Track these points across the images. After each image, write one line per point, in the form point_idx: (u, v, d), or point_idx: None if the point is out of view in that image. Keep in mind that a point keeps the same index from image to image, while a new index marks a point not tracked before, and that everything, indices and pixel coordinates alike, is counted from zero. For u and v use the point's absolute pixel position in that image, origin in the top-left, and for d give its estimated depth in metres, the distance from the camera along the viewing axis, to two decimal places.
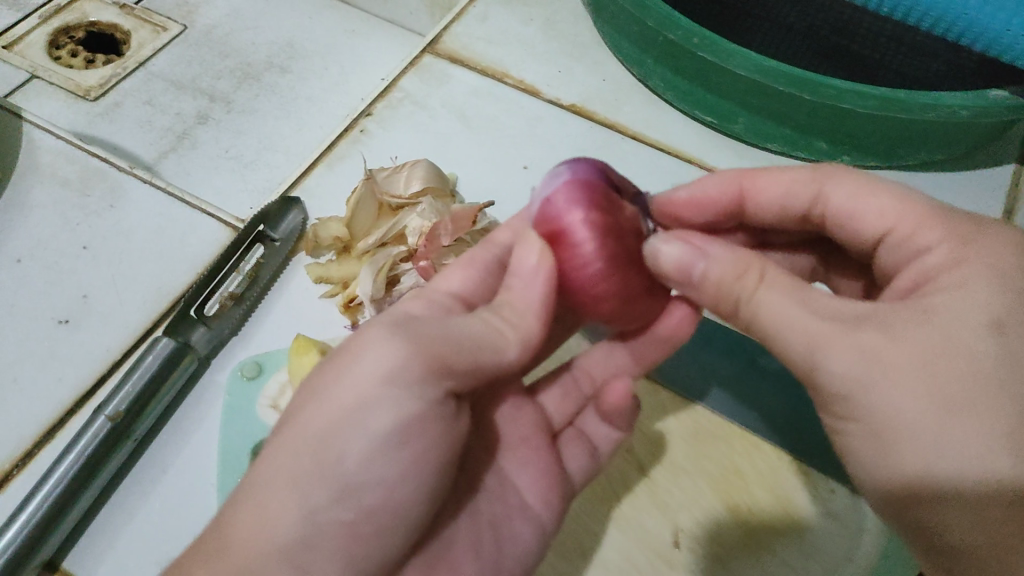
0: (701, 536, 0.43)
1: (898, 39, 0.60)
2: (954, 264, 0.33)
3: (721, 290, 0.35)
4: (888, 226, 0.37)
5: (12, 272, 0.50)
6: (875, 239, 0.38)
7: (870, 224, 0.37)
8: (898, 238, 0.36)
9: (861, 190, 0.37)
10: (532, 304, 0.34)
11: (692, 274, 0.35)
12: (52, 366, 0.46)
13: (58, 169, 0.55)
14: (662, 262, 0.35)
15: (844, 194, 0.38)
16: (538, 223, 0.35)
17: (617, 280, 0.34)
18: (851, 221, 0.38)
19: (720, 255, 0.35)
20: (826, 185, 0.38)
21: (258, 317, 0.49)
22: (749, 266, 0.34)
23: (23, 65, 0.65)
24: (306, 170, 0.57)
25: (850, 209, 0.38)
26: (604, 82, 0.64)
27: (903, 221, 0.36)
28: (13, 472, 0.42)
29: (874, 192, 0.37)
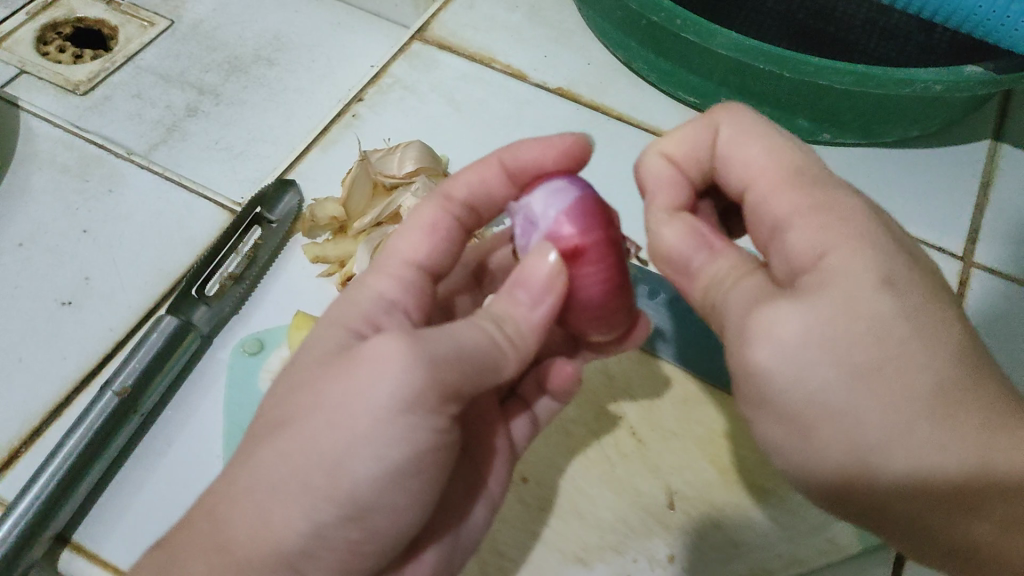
0: (691, 497, 0.45)
1: (873, 23, 0.62)
2: (820, 229, 0.30)
3: (707, 291, 0.33)
4: (752, 179, 0.33)
5: (14, 256, 0.51)
6: (740, 192, 0.34)
7: (738, 173, 0.34)
8: (758, 194, 0.33)
9: (745, 130, 0.34)
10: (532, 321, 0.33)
11: (690, 264, 0.34)
12: (56, 346, 0.47)
13: (56, 156, 0.56)
14: (663, 246, 0.34)
15: (729, 133, 0.34)
16: (548, 237, 0.33)
17: (620, 299, 0.35)
18: (725, 168, 0.35)
19: (721, 253, 0.33)
20: (717, 125, 0.35)
21: (257, 296, 0.51)
22: (746, 264, 0.32)
23: (12, 60, 0.66)
24: (300, 155, 0.58)
25: (728, 159, 0.34)
26: (589, 66, 0.66)
27: (770, 178, 0.33)
28: (20, 449, 0.43)
29: (753, 138, 0.34)
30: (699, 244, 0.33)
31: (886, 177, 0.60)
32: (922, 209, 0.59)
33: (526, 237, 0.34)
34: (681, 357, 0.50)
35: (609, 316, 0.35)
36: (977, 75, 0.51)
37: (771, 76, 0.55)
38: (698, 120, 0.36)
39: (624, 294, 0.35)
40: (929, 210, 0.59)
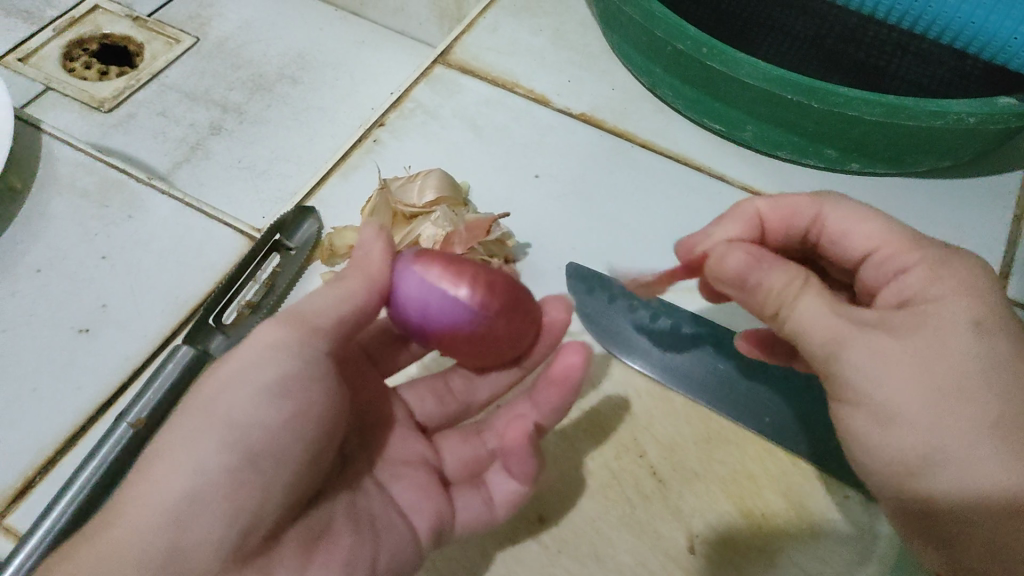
0: (714, 540, 0.44)
1: (903, 47, 0.60)
2: (930, 283, 0.34)
3: (767, 298, 0.35)
4: (874, 246, 0.38)
5: (30, 282, 0.50)
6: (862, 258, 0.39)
7: (857, 244, 0.39)
8: (882, 258, 0.37)
9: (856, 211, 0.39)
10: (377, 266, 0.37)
11: (748, 280, 0.35)
12: (73, 373, 0.46)
13: (76, 180, 0.56)
14: (725, 265, 0.36)
15: (841, 211, 0.39)
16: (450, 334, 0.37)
17: (512, 295, 0.37)
18: (840, 241, 0.39)
19: (773, 267, 0.34)
20: (826, 207, 0.39)
21: (275, 325, 0.50)
22: (799, 272, 0.34)
23: (37, 77, 0.66)
24: (320, 180, 0.57)
25: (840, 232, 0.39)
26: (613, 91, 0.65)
27: (889, 242, 0.37)
28: (35, 479, 0.42)
29: (870, 215, 0.38)
30: (755, 261, 0.35)
31: (915, 208, 0.59)
32: (953, 242, 0.57)
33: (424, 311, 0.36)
34: (704, 393, 0.49)
35: (467, 281, 0.36)
36: (1011, 107, 0.51)
37: (798, 106, 0.54)
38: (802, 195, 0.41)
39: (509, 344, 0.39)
40: (959, 243, 0.57)
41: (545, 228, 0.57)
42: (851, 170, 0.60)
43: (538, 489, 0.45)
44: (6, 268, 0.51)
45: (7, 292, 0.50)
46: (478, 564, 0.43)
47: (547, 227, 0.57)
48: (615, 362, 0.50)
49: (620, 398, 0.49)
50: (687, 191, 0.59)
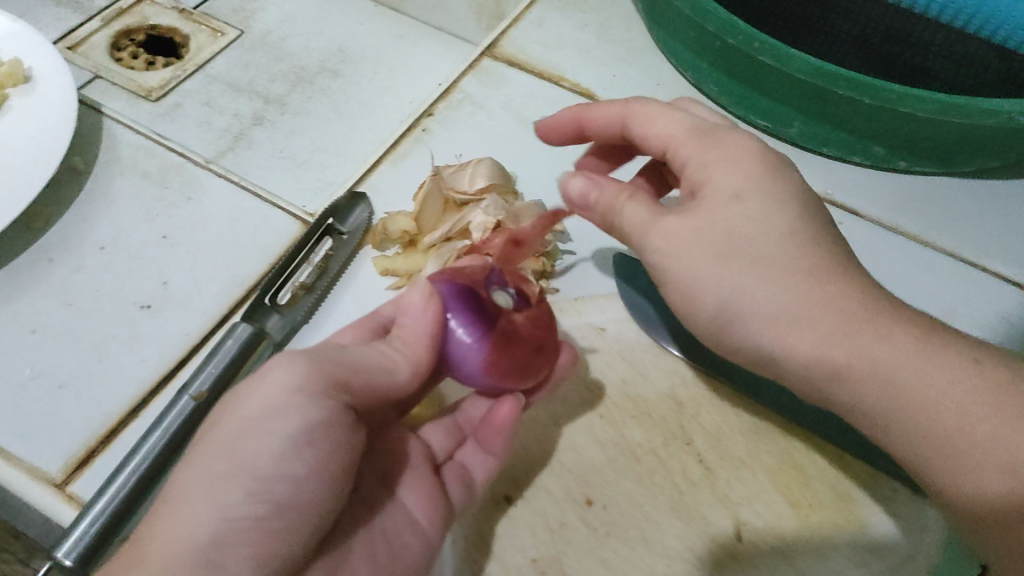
0: (762, 528, 0.44)
1: (948, 49, 0.61)
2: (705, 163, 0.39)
3: (604, 211, 0.41)
4: (666, 142, 0.42)
5: (95, 258, 0.51)
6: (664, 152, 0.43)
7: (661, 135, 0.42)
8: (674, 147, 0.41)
9: (656, 112, 0.43)
10: (422, 329, 0.39)
11: (587, 199, 0.42)
12: (135, 348, 0.47)
13: (138, 162, 0.58)
14: (568, 190, 0.42)
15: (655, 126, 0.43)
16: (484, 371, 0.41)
17: (542, 357, 0.42)
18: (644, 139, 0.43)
19: (609, 183, 0.41)
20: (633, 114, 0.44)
21: (328, 307, 0.51)
22: (624, 188, 0.41)
23: (88, 65, 0.67)
24: (371, 167, 0.58)
25: (647, 129, 0.43)
26: (658, 86, 0.66)
27: (676, 137, 0.41)
28: (97, 448, 0.43)
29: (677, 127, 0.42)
30: (591, 182, 0.41)
31: (961, 208, 0.59)
32: (999, 242, 0.57)
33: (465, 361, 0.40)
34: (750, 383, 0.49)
35: (508, 374, 0.40)
36: None
37: (848, 103, 0.55)
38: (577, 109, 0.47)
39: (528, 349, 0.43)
40: (1005, 244, 0.57)
41: None
42: (899, 167, 0.60)
43: (586, 472, 0.46)
44: (69, 244, 0.52)
45: (72, 268, 0.51)
46: (527, 543, 0.44)
47: None
48: (663, 349, 0.50)
49: (667, 385, 0.49)
50: None
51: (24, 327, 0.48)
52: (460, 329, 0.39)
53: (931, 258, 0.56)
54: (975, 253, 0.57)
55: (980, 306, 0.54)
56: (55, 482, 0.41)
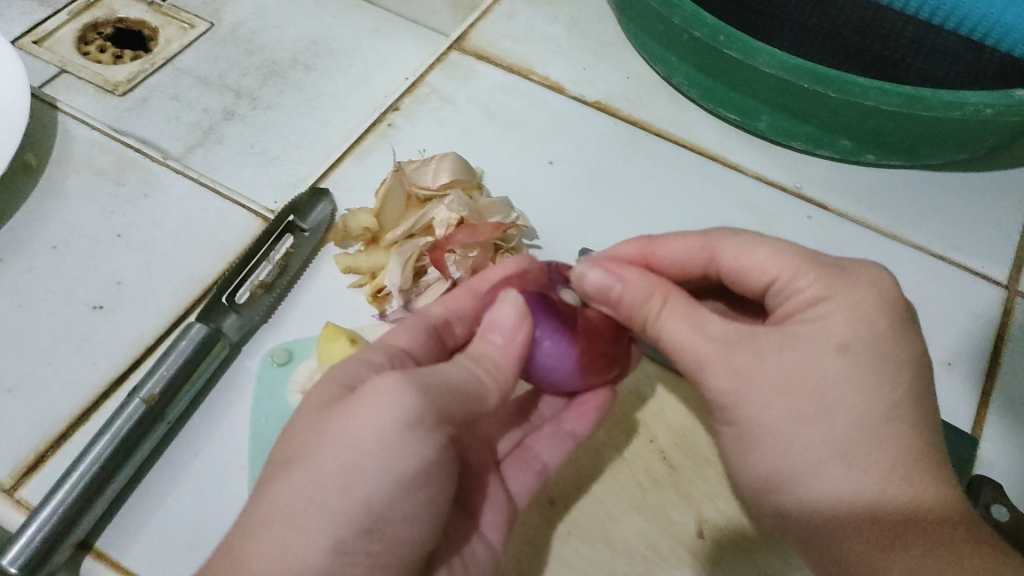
0: (724, 525, 0.44)
1: (918, 41, 0.60)
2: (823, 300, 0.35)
3: (632, 310, 0.38)
4: (771, 278, 0.38)
5: (48, 258, 0.50)
6: (763, 288, 0.38)
7: (755, 276, 0.38)
8: (781, 287, 0.37)
9: (745, 245, 0.38)
10: (513, 349, 0.36)
11: (610, 293, 0.39)
12: (87, 350, 0.46)
13: (93, 159, 0.57)
14: (586, 284, 0.40)
15: (731, 251, 0.39)
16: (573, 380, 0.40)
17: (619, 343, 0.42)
18: (738, 276, 0.39)
19: (632, 279, 0.38)
20: (715, 247, 0.39)
21: (288, 306, 0.50)
22: (654, 291, 0.38)
23: (52, 60, 0.66)
24: (335, 163, 0.58)
25: (740, 263, 0.39)
26: (629, 79, 0.65)
27: (785, 271, 0.37)
28: (47, 453, 0.42)
29: (759, 249, 0.38)
30: (611, 277, 0.39)
31: (930, 201, 0.59)
32: (967, 235, 0.57)
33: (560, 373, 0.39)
34: None
35: (597, 367, 0.40)
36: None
37: (814, 97, 0.54)
38: (637, 240, 0.42)
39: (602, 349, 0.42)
40: (974, 237, 0.57)
41: (557, 214, 0.57)
42: (867, 161, 0.60)
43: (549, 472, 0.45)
44: (20, 244, 0.51)
45: (24, 268, 0.50)
46: None
47: (560, 213, 0.57)
48: None
49: (631, 383, 0.49)
50: (699, 180, 0.59)
51: None
52: (546, 340, 0.38)
53: (899, 252, 0.56)
54: (944, 247, 0.56)
55: (948, 299, 0.53)
56: (3, 487, 0.41)
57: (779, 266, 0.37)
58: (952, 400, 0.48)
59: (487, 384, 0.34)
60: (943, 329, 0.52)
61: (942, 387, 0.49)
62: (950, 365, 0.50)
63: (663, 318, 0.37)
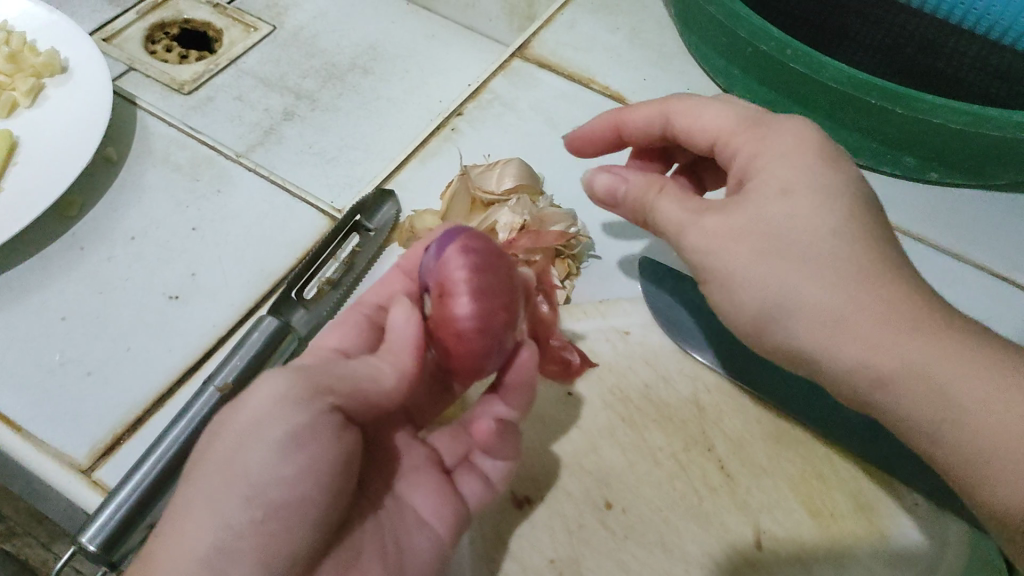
0: (781, 537, 0.44)
1: (981, 61, 0.60)
2: (762, 160, 0.39)
3: (636, 205, 0.43)
4: (717, 134, 0.42)
5: (125, 248, 0.52)
6: (710, 146, 0.43)
7: (705, 128, 0.43)
8: (723, 146, 0.42)
9: (694, 103, 0.43)
10: (405, 338, 0.39)
11: (618, 193, 0.43)
12: (162, 338, 0.48)
13: (169, 154, 0.58)
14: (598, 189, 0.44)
15: (681, 107, 0.44)
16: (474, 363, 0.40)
17: (471, 328, 0.38)
18: (691, 134, 0.44)
19: (635, 179, 0.43)
20: (668, 107, 0.45)
21: (352, 303, 0.51)
22: (654, 182, 0.42)
23: (122, 57, 0.67)
24: (399, 164, 0.59)
25: (691, 122, 0.43)
26: (688, 91, 0.66)
27: (728, 128, 0.41)
28: (123, 436, 0.43)
29: (703, 106, 0.43)
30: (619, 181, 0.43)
31: (992, 221, 0.58)
32: None
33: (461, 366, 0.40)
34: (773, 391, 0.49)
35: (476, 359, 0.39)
36: None
37: (880, 113, 0.54)
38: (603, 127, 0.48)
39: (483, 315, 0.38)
40: None
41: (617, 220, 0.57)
42: (929, 178, 0.60)
43: (606, 476, 0.46)
44: (100, 234, 0.53)
45: (103, 257, 0.52)
46: (547, 544, 0.44)
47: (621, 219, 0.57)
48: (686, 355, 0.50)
49: (688, 390, 0.49)
50: None
51: (52, 315, 0.48)
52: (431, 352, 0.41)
53: (960, 270, 0.56)
54: (1006, 268, 0.56)
55: (1010, 321, 0.53)
56: (81, 468, 0.42)
57: (726, 122, 0.42)
58: None
59: (383, 367, 0.38)
60: None
61: None
62: None
63: (659, 200, 0.41)
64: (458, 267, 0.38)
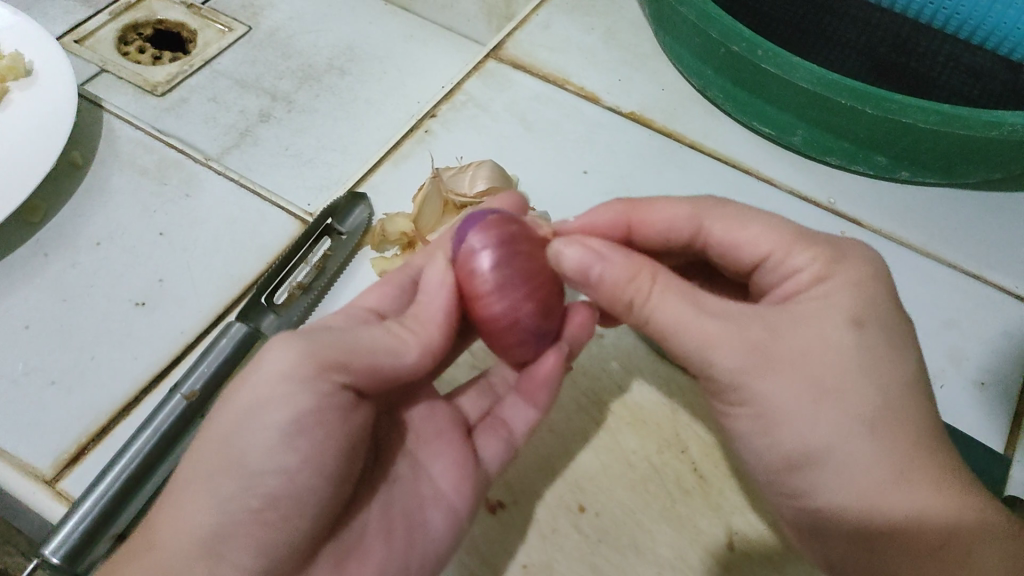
0: (754, 539, 0.44)
1: (954, 60, 0.60)
2: (814, 280, 0.36)
3: (617, 291, 0.37)
4: (765, 253, 0.38)
5: (91, 255, 0.52)
6: (755, 262, 0.40)
7: (748, 250, 0.39)
8: (773, 262, 0.38)
9: (736, 219, 0.39)
10: (438, 306, 0.38)
11: (591, 274, 0.37)
12: (129, 346, 0.47)
13: (137, 158, 0.58)
14: (564, 262, 0.38)
15: (721, 225, 0.40)
16: (514, 336, 0.39)
17: (515, 296, 0.37)
18: (733, 249, 0.40)
19: (615, 257, 0.37)
20: (704, 219, 0.40)
21: (324, 308, 0.51)
22: (639, 269, 0.37)
23: (93, 58, 0.67)
24: (372, 167, 0.58)
25: (732, 237, 0.40)
26: (663, 91, 0.66)
27: (779, 248, 0.38)
28: (87, 446, 0.43)
29: (749, 222, 0.39)
30: (594, 256, 0.37)
31: (963, 220, 0.59)
32: (1000, 256, 0.57)
33: (498, 342, 0.39)
34: None
35: (507, 342, 0.39)
36: None
37: (851, 113, 0.54)
38: (615, 205, 0.43)
39: (523, 285, 0.38)
40: (1008, 257, 0.57)
41: None
42: (901, 178, 0.60)
43: (579, 479, 0.46)
44: (66, 240, 0.52)
45: (68, 264, 0.51)
46: (520, 550, 0.44)
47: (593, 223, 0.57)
48: (658, 358, 0.50)
49: (662, 392, 0.49)
50: (728, 189, 0.60)
51: (17, 323, 0.48)
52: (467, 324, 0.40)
53: (933, 268, 0.56)
54: (978, 266, 0.56)
55: (983, 319, 0.53)
56: (45, 478, 0.41)
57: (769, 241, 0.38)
58: (984, 422, 0.48)
59: (408, 341, 0.37)
60: (977, 348, 0.52)
61: (975, 405, 0.49)
62: (983, 385, 0.50)
63: (651, 298, 0.36)
64: (478, 254, 0.37)
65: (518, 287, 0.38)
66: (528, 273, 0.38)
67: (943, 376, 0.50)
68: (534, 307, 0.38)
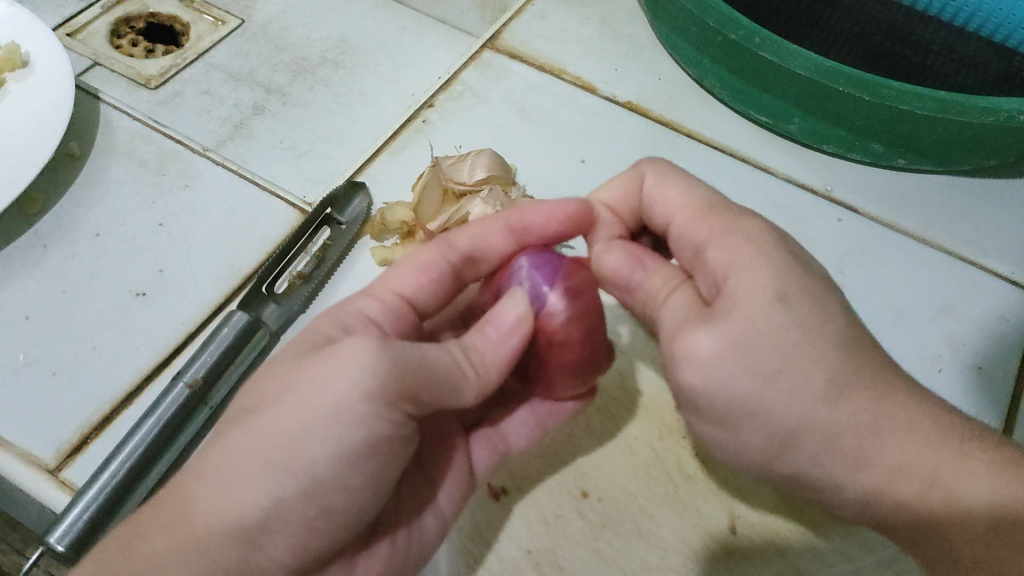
0: (755, 521, 0.44)
1: (948, 48, 0.60)
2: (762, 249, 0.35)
3: (647, 298, 0.38)
4: (676, 216, 0.38)
5: (90, 245, 0.51)
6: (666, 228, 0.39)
7: (662, 213, 0.39)
8: (678, 229, 0.38)
9: (664, 180, 0.39)
10: (503, 349, 0.36)
11: (629, 279, 0.38)
12: (130, 336, 0.47)
13: (135, 150, 0.58)
14: (604, 264, 0.39)
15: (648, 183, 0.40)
16: (570, 379, 0.40)
17: (585, 346, 0.38)
18: (650, 206, 0.40)
19: (654, 265, 0.38)
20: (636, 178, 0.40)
21: (323, 298, 0.51)
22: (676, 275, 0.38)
23: (86, 52, 0.66)
24: (370, 157, 0.58)
25: (654, 197, 0.39)
26: (660, 81, 0.66)
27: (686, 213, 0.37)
28: (90, 436, 0.42)
29: (670, 185, 0.39)
30: (634, 263, 0.38)
31: (958, 207, 0.59)
32: (995, 241, 0.57)
33: (550, 380, 0.40)
34: None
35: (562, 383, 0.40)
36: None
37: (848, 100, 0.54)
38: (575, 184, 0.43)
39: (593, 335, 0.38)
40: (1003, 241, 0.57)
41: None
42: (897, 165, 0.60)
43: (582, 465, 0.46)
44: (64, 231, 0.52)
45: (68, 255, 0.51)
46: (523, 534, 0.44)
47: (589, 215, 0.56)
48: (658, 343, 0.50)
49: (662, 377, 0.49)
50: (725, 176, 0.60)
51: (17, 314, 0.48)
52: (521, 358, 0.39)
53: (929, 255, 0.56)
54: (972, 251, 0.57)
55: (979, 304, 0.53)
56: (48, 468, 0.41)
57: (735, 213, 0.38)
58: (979, 405, 0.49)
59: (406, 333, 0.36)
60: (974, 333, 0.52)
61: (972, 390, 0.49)
62: (980, 369, 0.50)
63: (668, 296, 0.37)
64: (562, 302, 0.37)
65: (589, 336, 0.38)
66: (598, 323, 0.39)
67: (941, 361, 0.51)
68: (597, 354, 0.39)
